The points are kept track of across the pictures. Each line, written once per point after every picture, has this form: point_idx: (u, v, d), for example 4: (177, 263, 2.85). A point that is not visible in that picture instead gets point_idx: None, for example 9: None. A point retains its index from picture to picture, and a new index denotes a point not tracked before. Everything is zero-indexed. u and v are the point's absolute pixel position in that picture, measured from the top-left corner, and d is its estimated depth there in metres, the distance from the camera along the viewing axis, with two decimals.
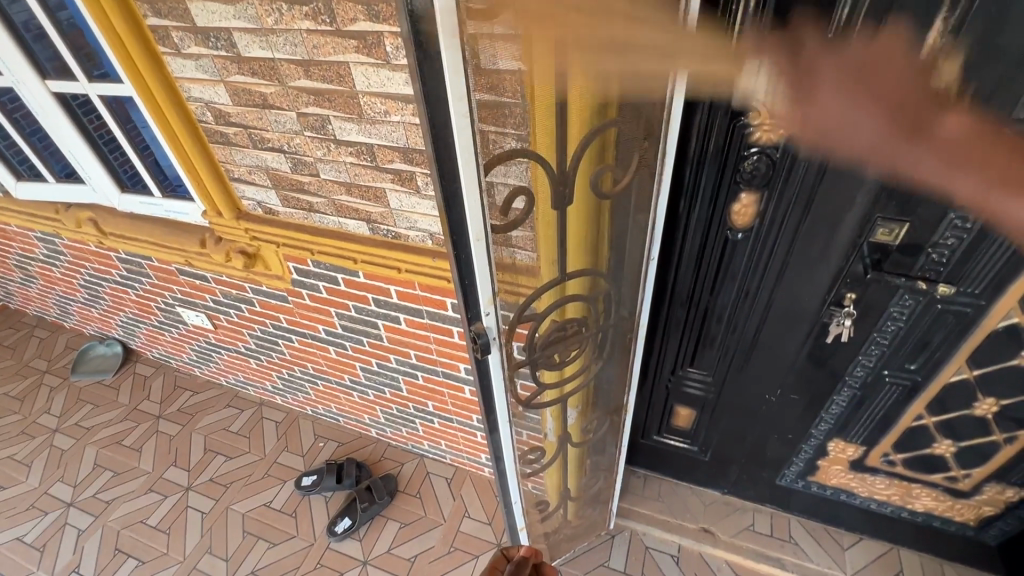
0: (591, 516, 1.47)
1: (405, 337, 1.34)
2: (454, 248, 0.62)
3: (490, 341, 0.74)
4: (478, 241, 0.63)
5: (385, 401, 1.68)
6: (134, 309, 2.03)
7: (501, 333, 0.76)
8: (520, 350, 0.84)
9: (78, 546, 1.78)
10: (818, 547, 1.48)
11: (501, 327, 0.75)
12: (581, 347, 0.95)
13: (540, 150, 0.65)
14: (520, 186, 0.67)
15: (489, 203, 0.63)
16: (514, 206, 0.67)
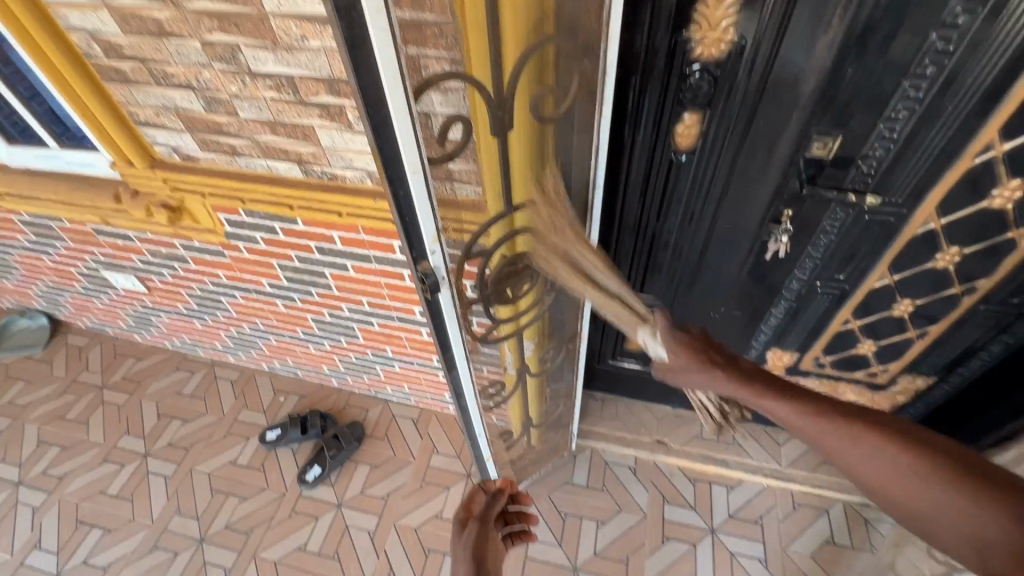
0: (554, 440, 1.55)
1: (355, 284, 1.30)
2: (390, 184, 0.59)
3: (439, 280, 0.72)
4: (415, 174, 0.59)
5: (343, 350, 1.65)
6: (53, 276, 1.86)
7: (451, 270, 0.74)
8: (474, 290, 0.84)
9: (35, 523, 1.73)
10: (757, 445, 1.63)
11: (450, 264, 0.73)
12: (534, 281, 0.95)
13: (475, 73, 0.62)
14: (456, 114, 0.63)
15: (425, 133, 0.59)
16: (451, 136, 0.63)
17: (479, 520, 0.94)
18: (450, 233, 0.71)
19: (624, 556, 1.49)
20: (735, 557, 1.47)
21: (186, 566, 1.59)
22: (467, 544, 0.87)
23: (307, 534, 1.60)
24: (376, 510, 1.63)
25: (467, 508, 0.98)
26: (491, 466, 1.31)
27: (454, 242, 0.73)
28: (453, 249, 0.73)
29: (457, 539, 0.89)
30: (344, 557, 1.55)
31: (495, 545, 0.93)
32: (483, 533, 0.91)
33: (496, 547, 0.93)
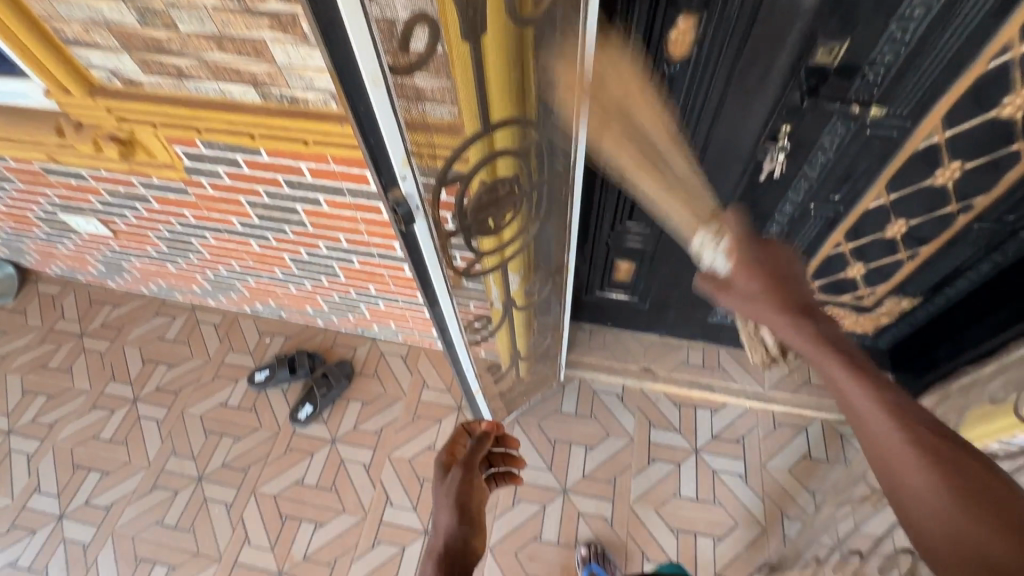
0: (543, 371, 1.56)
1: (331, 220, 1.24)
2: (348, 96, 0.53)
3: (414, 208, 0.67)
4: (376, 86, 0.52)
5: (325, 290, 1.61)
6: (9, 221, 1.76)
7: (427, 197, 0.69)
8: (454, 220, 0.79)
9: (31, 469, 1.73)
10: (741, 369, 1.66)
11: (425, 191, 0.68)
12: (517, 210, 0.90)
13: None
14: (422, 16, 0.55)
15: (385, 38, 0.51)
16: (416, 42, 0.56)
17: (464, 466, 0.94)
18: (424, 155, 0.65)
19: (612, 477, 1.55)
20: (718, 474, 1.53)
21: (187, 503, 1.62)
22: (451, 491, 0.89)
23: (303, 469, 1.64)
24: (370, 444, 1.66)
25: (450, 451, 1.00)
26: (481, 398, 1.33)
27: (428, 168, 0.67)
28: (428, 176, 0.68)
29: (440, 486, 0.92)
30: (341, 488, 1.60)
31: (480, 487, 0.95)
32: (469, 476, 0.94)
33: (482, 490, 0.95)
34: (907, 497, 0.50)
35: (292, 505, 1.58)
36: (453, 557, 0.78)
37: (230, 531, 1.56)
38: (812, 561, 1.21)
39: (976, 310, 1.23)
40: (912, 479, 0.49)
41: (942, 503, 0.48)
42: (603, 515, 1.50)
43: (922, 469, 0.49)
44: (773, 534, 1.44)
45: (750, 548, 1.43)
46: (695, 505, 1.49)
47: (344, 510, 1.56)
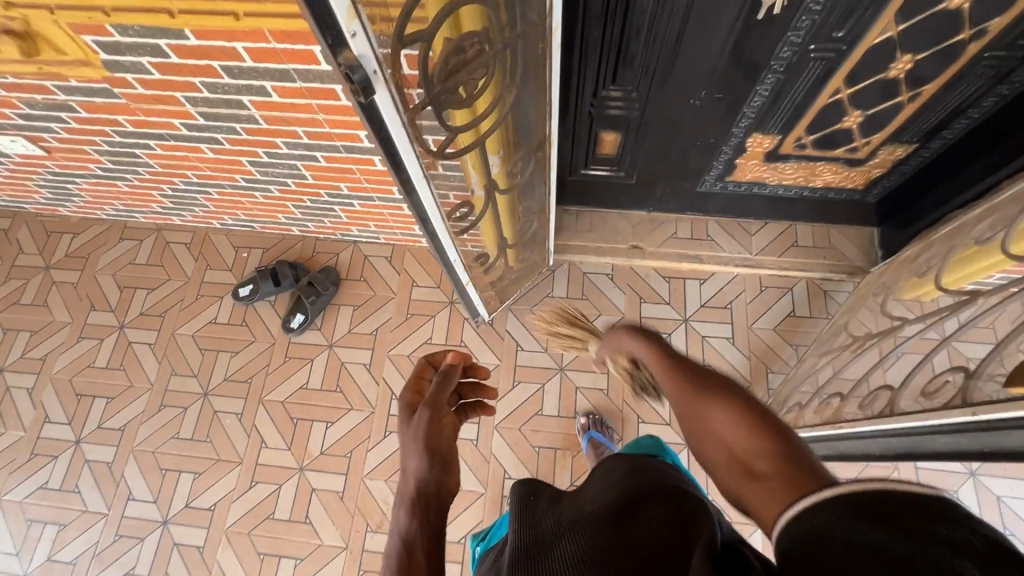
0: (531, 258, 1.54)
1: (284, 112, 1.11)
2: None
3: (372, 76, 0.58)
4: None
5: (294, 195, 1.52)
6: None
7: (384, 62, 0.59)
8: (419, 92, 0.70)
9: (35, 402, 1.74)
10: (729, 238, 1.66)
11: (381, 53, 0.58)
12: (487, 76, 0.81)
13: None
14: None
15: None
16: None
17: (430, 403, 0.77)
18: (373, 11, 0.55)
19: None
20: (707, 340, 1.59)
21: (198, 417, 1.66)
22: (418, 434, 0.73)
23: (305, 375, 1.67)
24: (368, 345, 1.68)
25: (412, 393, 0.81)
26: (471, 288, 1.31)
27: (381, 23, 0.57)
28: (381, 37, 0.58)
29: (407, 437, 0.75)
30: (345, 389, 1.64)
31: (452, 422, 0.81)
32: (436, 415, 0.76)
33: (452, 427, 0.80)
34: (710, 433, 0.53)
35: (300, 408, 1.63)
36: (426, 502, 0.68)
37: (245, 437, 1.62)
38: (795, 406, 1.31)
39: (971, 151, 1.19)
40: (716, 432, 0.52)
41: (732, 442, 0.51)
42: (599, 387, 1.58)
43: (713, 416, 0.53)
44: (758, 387, 1.53)
45: None
46: None
47: (352, 408, 1.62)
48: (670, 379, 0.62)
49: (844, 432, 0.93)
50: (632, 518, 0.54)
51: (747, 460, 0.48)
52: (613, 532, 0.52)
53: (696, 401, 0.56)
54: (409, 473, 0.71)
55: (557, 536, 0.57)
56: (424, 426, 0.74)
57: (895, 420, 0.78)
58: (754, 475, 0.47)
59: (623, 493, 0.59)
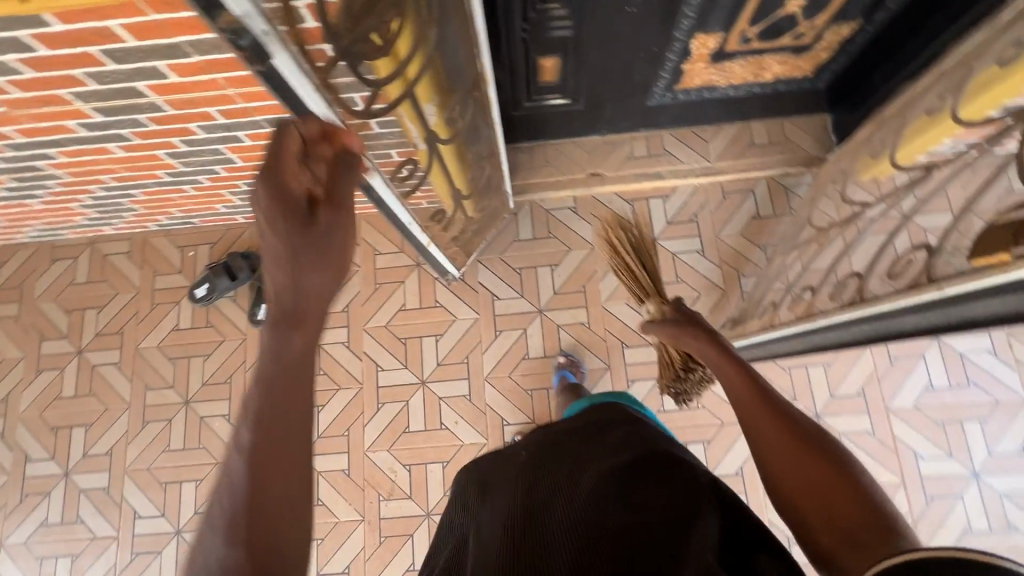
0: (490, 205, 1.49)
1: (190, 93, 1.00)
2: None
3: (264, 38, 0.50)
4: None
5: (227, 181, 1.41)
6: None
7: (274, 18, 0.51)
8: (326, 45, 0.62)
9: (10, 443, 1.66)
10: (686, 149, 1.63)
11: (267, 8, 0.50)
12: (400, 16, 0.73)
13: None
14: None
15: None
16: None
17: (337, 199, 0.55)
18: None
19: (582, 286, 1.60)
20: (678, 256, 1.60)
21: (186, 426, 1.62)
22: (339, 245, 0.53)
23: None
24: (343, 322, 1.64)
25: (292, 169, 0.52)
26: (433, 248, 1.27)
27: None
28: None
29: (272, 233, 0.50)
30: (329, 370, 1.61)
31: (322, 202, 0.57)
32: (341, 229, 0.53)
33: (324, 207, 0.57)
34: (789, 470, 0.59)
35: None
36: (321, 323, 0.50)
37: None
38: (770, 306, 1.33)
39: (916, 19, 1.16)
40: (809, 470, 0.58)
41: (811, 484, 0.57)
42: (580, 321, 1.58)
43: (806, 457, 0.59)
44: (733, 293, 1.56)
45: (714, 311, 1.55)
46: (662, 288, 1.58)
47: (340, 387, 1.60)
48: (765, 419, 0.64)
49: (819, 325, 0.95)
50: (629, 495, 0.56)
51: (828, 514, 0.54)
52: (605, 507, 0.55)
53: (790, 442, 0.61)
54: (282, 289, 0.49)
55: (550, 503, 0.60)
56: (327, 242, 0.52)
57: (866, 307, 0.80)
58: (838, 526, 0.53)
59: (620, 464, 0.61)
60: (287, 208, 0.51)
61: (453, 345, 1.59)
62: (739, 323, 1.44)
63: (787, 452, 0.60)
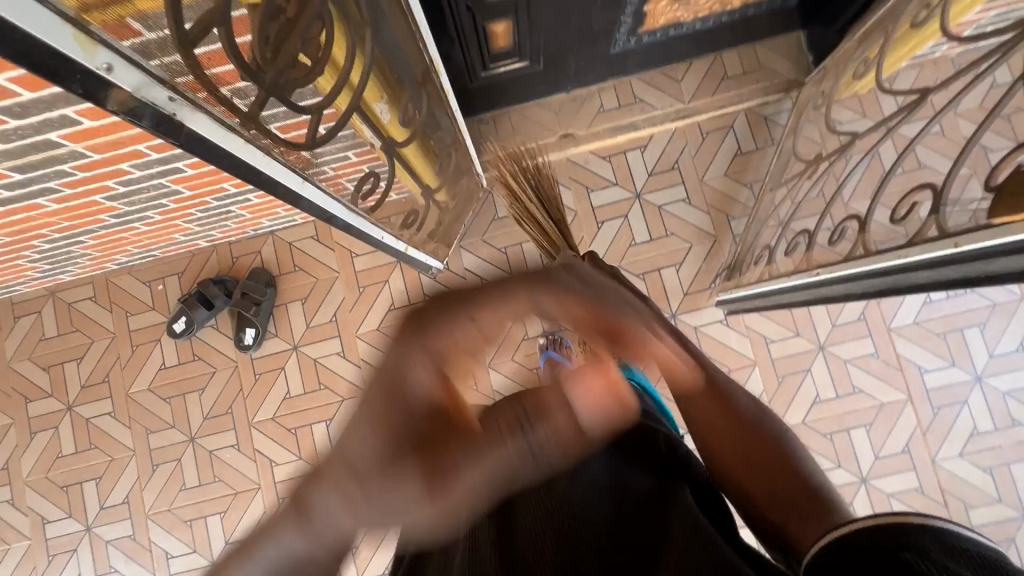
0: (464, 189, 1.40)
1: (112, 134, 0.90)
2: None
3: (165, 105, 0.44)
4: None
5: (179, 212, 1.31)
6: None
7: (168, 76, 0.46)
8: (244, 85, 0.56)
9: (22, 509, 1.60)
10: (658, 93, 1.53)
11: (155, 68, 0.44)
12: (327, 27, 0.66)
13: None
14: None
15: None
16: None
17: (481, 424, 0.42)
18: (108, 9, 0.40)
19: None
20: (664, 208, 1.54)
21: (196, 463, 1.57)
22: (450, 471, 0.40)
23: (284, 383, 1.58)
24: (334, 332, 1.58)
25: (438, 345, 0.43)
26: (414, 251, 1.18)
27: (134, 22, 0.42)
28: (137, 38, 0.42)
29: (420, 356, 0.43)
30: (330, 383, 1.57)
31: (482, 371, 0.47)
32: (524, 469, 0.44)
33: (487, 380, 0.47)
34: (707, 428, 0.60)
35: (294, 417, 1.57)
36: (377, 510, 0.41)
37: (252, 463, 1.56)
38: (766, 250, 1.29)
39: None
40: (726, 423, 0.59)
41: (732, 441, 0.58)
42: None
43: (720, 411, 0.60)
44: (725, 238, 1.52)
45: (709, 259, 1.51)
46: (653, 245, 1.53)
47: (344, 398, 1.56)
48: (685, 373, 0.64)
49: (825, 278, 0.92)
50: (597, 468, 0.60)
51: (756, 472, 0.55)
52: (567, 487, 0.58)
53: (714, 402, 0.61)
54: (357, 475, 0.40)
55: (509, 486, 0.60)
56: (453, 488, 0.40)
57: (879, 259, 0.77)
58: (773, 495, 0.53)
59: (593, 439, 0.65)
60: (406, 400, 0.41)
61: None
62: (736, 270, 1.41)
63: (710, 410, 0.60)
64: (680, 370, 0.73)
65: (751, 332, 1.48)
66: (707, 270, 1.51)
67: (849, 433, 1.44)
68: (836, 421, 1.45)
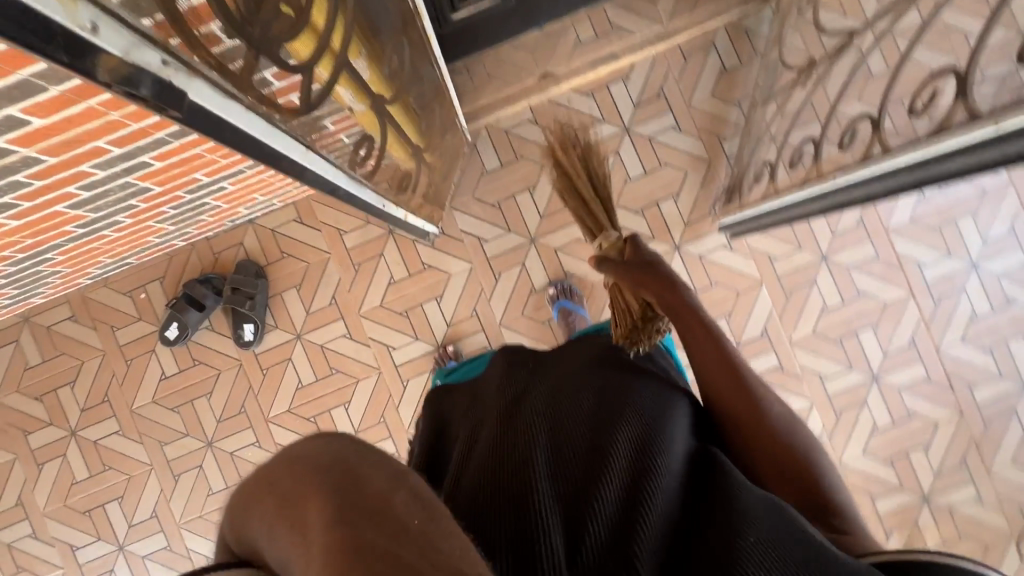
0: (450, 146, 1.33)
1: (67, 132, 0.80)
2: None
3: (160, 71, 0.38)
4: None
5: (150, 212, 1.21)
6: None
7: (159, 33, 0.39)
8: (235, 42, 0.48)
9: (47, 541, 1.55)
10: (634, 17, 1.46)
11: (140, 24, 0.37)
12: None
13: None
14: None
15: None
16: None
17: None
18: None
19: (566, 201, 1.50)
20: (654, 139, 1.50)
21: (219, 467, 1.54)
22: None
23: (294, 374, 1.54)
24: (336, 315, 1.53)
25: None
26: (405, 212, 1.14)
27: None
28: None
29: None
30: (341, 366, 1.53)
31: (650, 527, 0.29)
32: None
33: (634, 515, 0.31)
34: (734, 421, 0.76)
35: (310, 406, 1.53)
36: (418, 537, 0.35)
37: None
38: (768, 166, 1.27)
39: None
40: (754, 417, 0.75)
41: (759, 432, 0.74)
42: (576, 238, 1.50)
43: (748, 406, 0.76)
44: (719, 161, 1.49)
45: (705, 185, 1.49)
46: (647, 178, 1.50)
47: (358, 378, 1.53)
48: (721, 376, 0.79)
49: (846, 183, 0.91)
50: (596, 421, 0.66)
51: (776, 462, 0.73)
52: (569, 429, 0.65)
53: (740, 392, 0.77)
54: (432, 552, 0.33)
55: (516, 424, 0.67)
56: None
57: (907, 155, 0.75)
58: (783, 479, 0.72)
59: (595, 396, 0.71)
60: None
61: (457, 302, 1.52)
62: (737, 192, 1.39)
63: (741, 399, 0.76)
64: (718, 371, 0.79)
65: (755, 252, 1.49)
66: (705, 196, 1.49)
67: (858, 335, 1.48)
68: (844, 326, 1.48)
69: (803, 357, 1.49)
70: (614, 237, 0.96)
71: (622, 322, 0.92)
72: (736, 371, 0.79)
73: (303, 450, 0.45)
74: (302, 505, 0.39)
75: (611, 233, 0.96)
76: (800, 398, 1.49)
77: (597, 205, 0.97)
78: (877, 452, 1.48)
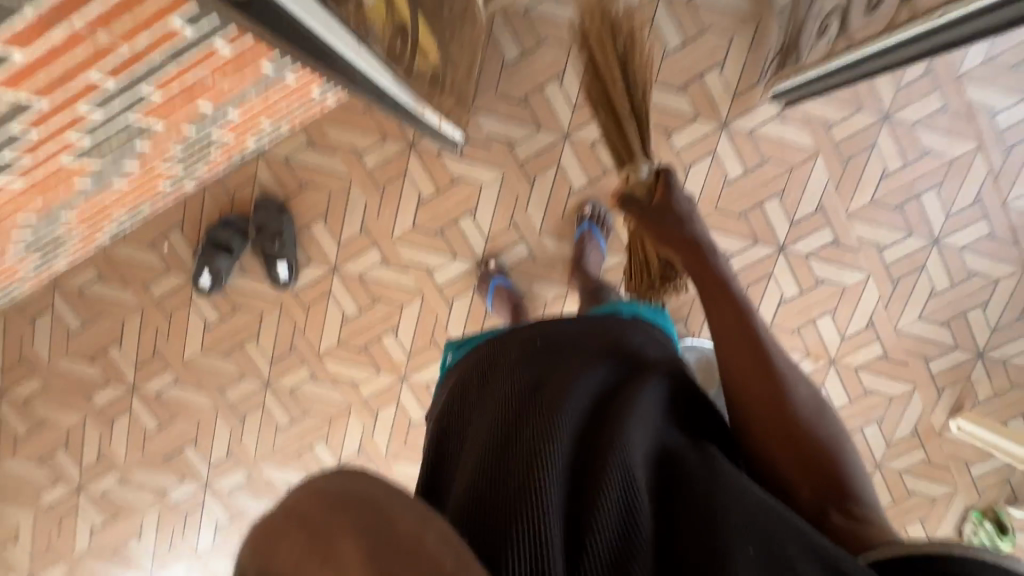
0: (469, 35, 1.17)
1: (54, 67, 0.69)
2: None
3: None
4: None
5: (157, 153, 1.11)
6: None
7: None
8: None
9: (137, 486, 1.64)
10: None
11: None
12: None
13: None
14: None
15: None
16: None
17: None
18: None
19: None
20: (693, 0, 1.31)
21: (282, 404, 1.57)
22: None
23: (337, 307, 1.51)
24: (369, 242, 1.47)
25: None
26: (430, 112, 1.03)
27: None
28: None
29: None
30: (382, 294, 1.50)
31: None
32: None
33: None
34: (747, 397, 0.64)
35: (358, 336, 1.52)
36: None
37: (335, 389, 1.55)
38: (834, 14, 1.10)
39: None
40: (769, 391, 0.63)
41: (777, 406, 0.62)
42: None
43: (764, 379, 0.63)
44: (768, 17, 1.32)
45: (754, 48, 1.33)
46: (688, 49, 1.33)
47: (403, 303, 1.50)
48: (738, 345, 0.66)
49: (955, 17, 0.75)
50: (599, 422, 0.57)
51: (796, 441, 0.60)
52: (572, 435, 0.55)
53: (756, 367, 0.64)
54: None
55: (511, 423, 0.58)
56: None
57: None
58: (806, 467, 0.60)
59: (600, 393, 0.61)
60: None
61: (494, 212, 1.43)
62: (793, 52, 1.24)
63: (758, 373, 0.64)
64: (734, 344, 0.66)
65: (809, 120, 1.37)
66: (753, 62, 1.33)
67: (919, 199, 1.40)
68: (905, 190, 1.39)
69: (860, 229, 1.42)
70: (642, 170, 0.86)
71: (639, 276, 1.05)
72: (753, 337, 0.66)
73: (310, 492, 0.41)
74: (333, 539, 0.36)
75: (640, 164, 0.87)
76: (857, 271, 1.44)
77: (631, 124, 0.91)
78: (935, 315, 1.46)
